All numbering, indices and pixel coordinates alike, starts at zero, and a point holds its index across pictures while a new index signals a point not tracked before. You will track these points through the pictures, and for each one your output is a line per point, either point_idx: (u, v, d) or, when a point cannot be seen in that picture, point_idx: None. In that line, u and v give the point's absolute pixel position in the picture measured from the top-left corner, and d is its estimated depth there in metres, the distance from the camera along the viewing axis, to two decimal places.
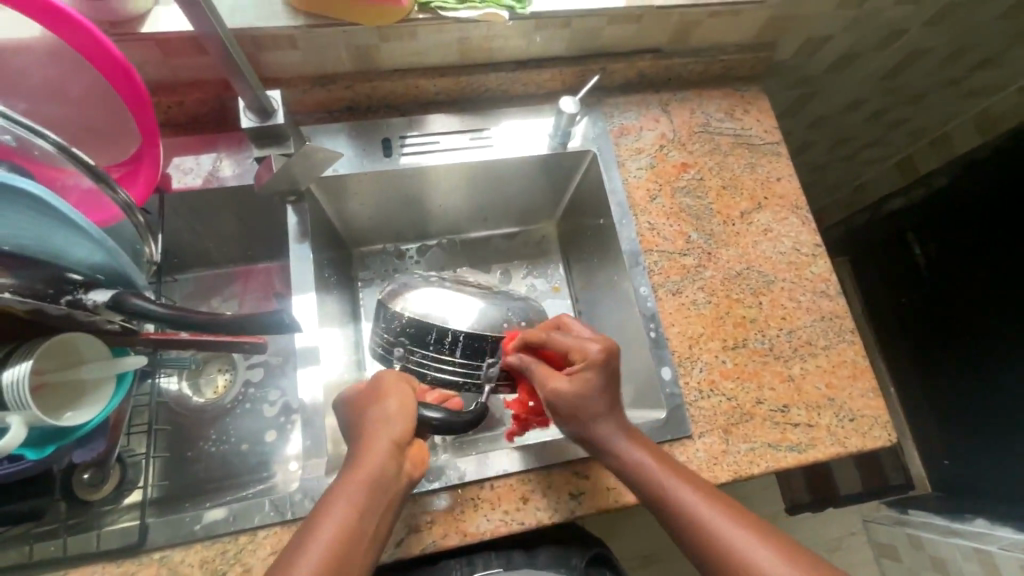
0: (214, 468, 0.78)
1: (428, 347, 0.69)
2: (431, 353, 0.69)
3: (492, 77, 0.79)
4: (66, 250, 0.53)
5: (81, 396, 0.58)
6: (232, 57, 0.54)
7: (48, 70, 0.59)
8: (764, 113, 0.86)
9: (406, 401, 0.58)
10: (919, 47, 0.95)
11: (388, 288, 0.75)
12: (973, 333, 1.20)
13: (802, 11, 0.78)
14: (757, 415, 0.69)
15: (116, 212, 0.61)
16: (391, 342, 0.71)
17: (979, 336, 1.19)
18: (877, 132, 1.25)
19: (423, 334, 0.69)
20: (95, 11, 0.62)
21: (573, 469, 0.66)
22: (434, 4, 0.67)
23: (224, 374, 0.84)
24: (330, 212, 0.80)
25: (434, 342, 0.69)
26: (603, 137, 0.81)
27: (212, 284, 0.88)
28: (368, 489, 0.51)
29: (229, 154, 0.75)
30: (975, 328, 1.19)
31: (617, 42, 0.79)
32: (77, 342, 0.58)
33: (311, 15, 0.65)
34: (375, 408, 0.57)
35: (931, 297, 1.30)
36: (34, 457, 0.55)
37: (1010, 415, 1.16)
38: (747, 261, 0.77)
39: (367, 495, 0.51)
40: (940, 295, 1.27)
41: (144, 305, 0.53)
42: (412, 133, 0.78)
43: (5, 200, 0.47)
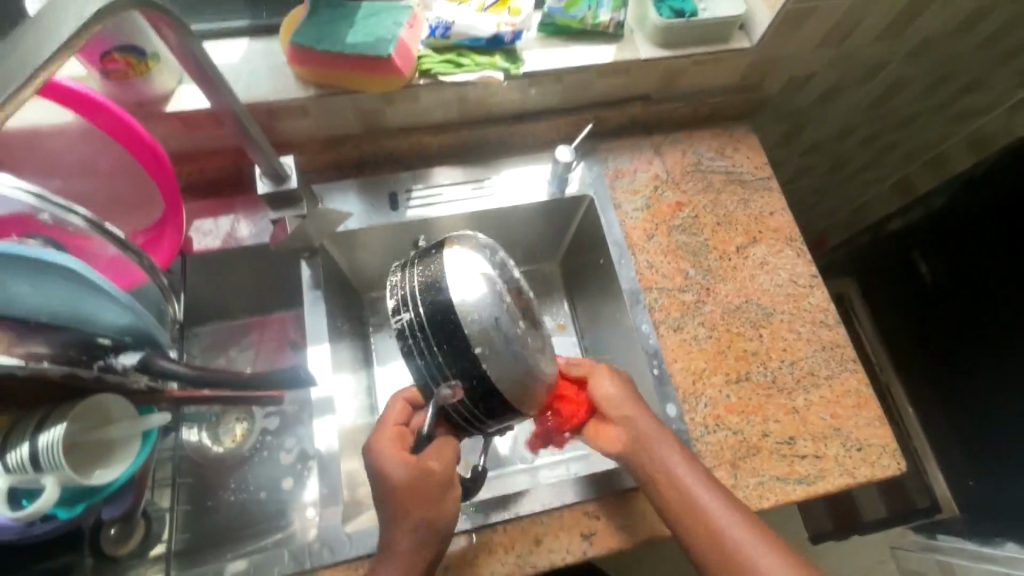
0: (233, 518, 0.80)
1: (477, 406, 0.54)
2: (474, 410, 0.54)
3: (491, 131, 0.83)
4: (98, 315, 0.55)
5: (109, 454, 0.61)
6: (246, 129, 0.56)
7: (76, 148, 0.64)
8: (754, 151, 0.89)
9: (450, 501, 0.57)
10: (902, 79, 0.99)
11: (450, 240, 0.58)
12: (990, 353, 1.19)
13: (783, 55, 0.82)
14: (764, 449, 0.70)
15: (141, 275, 0.64)
16: (447, 375, 0.53)
17: (992, 353, 1.19)
18: (870, 156, 1.28)
19: (485, 394, 0.53)
20: (124, 95, 0.67)
21: (583, 509, 0.67)
22: (433, 70, 0.72)
23: (241, 423, 0.86)
24: (342, 263, 0.84)
25: (487, 406, 0.54)
26: (599, 181, 0.85)
27: (229, 335, 0.91)
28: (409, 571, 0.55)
29: (246, 215, 0.80)
30: (988, 346, 1.19)
31: (608, 92, 0.83)
32: (107, 402, 0.60)
33: (321, 87, 0.71)
34: (418, 506, 0.55)
35: (940, 316, 1.30)
36: (65, 516, 0.57)
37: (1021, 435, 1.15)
38: (746, 295, 0.79)
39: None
40: (950, 313, 1.27)
41: (167, 366, 0.56)
42: (418, 187, 0.82)
43: (48, 272, 0.50)
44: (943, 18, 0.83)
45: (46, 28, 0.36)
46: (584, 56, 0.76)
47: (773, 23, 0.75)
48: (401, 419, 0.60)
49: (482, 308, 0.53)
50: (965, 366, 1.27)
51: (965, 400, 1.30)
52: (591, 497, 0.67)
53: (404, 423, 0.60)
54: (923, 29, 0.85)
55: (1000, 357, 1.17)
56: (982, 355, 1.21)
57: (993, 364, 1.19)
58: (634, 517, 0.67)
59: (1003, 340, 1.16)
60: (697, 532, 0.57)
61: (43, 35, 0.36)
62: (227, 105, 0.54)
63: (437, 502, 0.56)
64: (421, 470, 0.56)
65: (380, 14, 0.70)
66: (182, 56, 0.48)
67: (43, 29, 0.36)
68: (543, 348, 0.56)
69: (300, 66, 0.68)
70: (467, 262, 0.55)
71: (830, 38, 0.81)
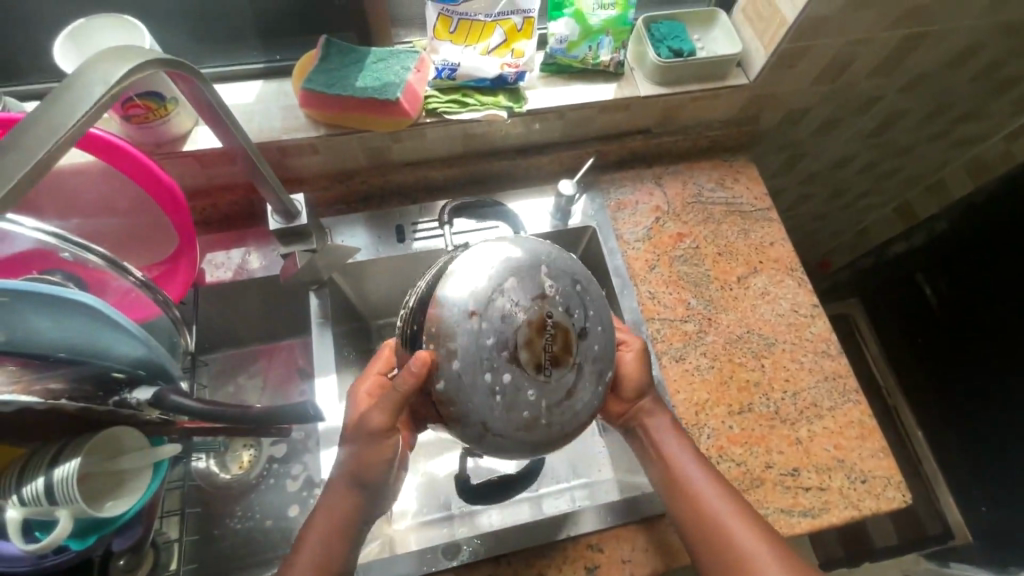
0: (240, 546, 0.81)
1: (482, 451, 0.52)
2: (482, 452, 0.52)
3: (495, 164, 0.86)
4: (114, 348, 0.56)
5: (121, 486, 0.62)
6: (260, 170, 0.58)
7: (98, 187, 0.65)
8: (753, 181, 0.91)
9: (384, 458, 0.56)
10: (899, 110, 1.00)
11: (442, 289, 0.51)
12: (1000, 375, 1.18)
13: (780, 89, 0.84)
14: (767, 480, 0.70)
15: (154, 309, 0.65)
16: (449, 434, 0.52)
17: (1001, 374, 1.18)
18: (871, 183, 1.29)
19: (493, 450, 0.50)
20: (144, 137, 0.70)
21: (586, 542, 0.67)
22: (440, 109, 0.74)
23: (248, 450, 0.87)
24: (350, 293, 0.86)
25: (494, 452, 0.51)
26: (602, 213, 0.86)
27: (238, 363, 0.93)
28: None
29: (258, 248, 0.83)
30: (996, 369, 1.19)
31: (609, 127, 0.85)
32: (122, 435, 0.63)
33: (331, 126, 0.73)
34: None
35: (949, 339, 1.29)
36: (78, 547, 0.59)
37: None
38: (747, 325, 0.80)
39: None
40: (961, 329, 1.25)
41: (178, 401, 0.58)
42: (423, 219, 0.84)
43: (69, 310, 0.51)
44: (936, 53, 0.85)
45: (75, 92, 0.39)
46: (585, 95, 0.79)
47: (768, 60, 0.77)
48: (383, 369, 0.61)
49: (470, 386, 0.48)
50: (974, 386, 1.26)
51: (975, 423, 1.29)
52: (594, 529, 0.67)
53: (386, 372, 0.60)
54: (918, 63, 0.87)
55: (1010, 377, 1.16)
56: (991, 377, 1.21)
57: (1003, 389, 1.18)
58: (638, 550, 0.67)
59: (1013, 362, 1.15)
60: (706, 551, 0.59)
61: (78, 94, 0.39)
62: (237, 143, 0.54)
63: (370, 451, 0.56)
64: (363, 419, 0.56)
65: (389, 59, 0.73)
66: (195, 98, 0.50)
67: (76, 87, 0.39)
68: (554, 407, 0.50)
69: (312, 108, 0.71)
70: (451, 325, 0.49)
71: (826, 73, 0.83)
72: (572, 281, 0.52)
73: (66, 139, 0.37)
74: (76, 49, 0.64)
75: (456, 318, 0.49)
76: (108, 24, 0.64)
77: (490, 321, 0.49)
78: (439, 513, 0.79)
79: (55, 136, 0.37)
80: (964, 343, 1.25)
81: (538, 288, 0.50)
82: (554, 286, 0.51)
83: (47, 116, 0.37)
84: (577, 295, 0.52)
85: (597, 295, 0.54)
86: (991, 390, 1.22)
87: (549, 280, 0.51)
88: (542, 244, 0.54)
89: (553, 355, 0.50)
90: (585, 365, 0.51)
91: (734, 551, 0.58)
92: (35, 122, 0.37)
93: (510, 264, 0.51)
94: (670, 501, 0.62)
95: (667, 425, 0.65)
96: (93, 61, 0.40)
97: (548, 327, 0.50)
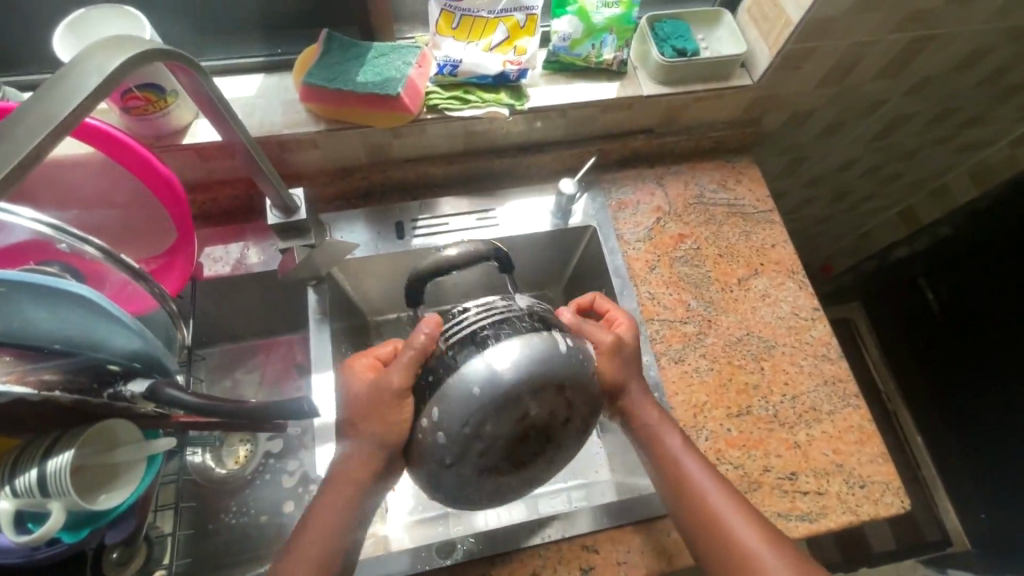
0: (234, 541, 0.80)
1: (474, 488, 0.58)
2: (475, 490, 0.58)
3: (497, 162, 0.85)
4: (109, 341, 0.56)
5: (115, 478, 0.62)
6: (260, 164, 0.57)
7: (96, 179, 0.64)
8: (755, 183, 0.90)
9: (403, 420, 0.55)
10: (904, 113, 1.00)
11: (426, 423, 0.53)
12: (1001, 379, 1.18)
13: (784, 91, 0.84)
14: (765, 484, 0.70)
15: (150, 301, 0.66)
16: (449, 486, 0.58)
17: (1004, 380, 1.18)
18: (874, 187, 1.28)
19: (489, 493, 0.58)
20: (143, 129, 0.70)
21: (582, 542, 0.67)
22: (441, 105, 0.74)
23: (245, 445, 0.87)
24: (349, 289, 0.86)
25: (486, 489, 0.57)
26: (603, 212, 0.86)
27: (236, 357, 0.93)
28: None
29: (257, 242, 0.83)
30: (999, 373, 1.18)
31: (611, 126, 0.85)
32: (116, 428, 0.62)
33: (332, 120, 0.73)
34: None
35: (951, 345, 1.29)
36: (69, 540, 0.58)
37: None
38: (747, 327, 0.79)
39: None
40: (965, 334, 1.25)
41: (174, 394, 0.57)
42: (424, 216, 0.84)
43: (65, 300, 0.51)
44: (942, 56, 0.84)
45: (72, 82, 0.38)
46: (588, 93, 0.78)
47: (772, 62, 0.77)
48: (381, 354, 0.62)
49: (462, 491, 0.54)
50: (978, 392, 1.25)
51: (976, 430, 1.28)
52: (590, 530, 0.67)
53: (384, 358, 0.62)
54: (923, 67, 0.86)
55: (1013, 384, 1.16)
56: (994, 383, 1.20)
57: (1003, 392, 1.18)
58: (634, 552, 0.66)
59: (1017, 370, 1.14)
60: (708, 552, 0.59)
61: (74, 85, 0.38)
62: (236, 138, 0.54)
63: (387, 415, 0.55)
64: (380, 383, 0.56)
65: (391, 54, 0.72)
66: (194, 92, 0.49)
67: (72, 76, 0.39)
68: (537, 477, 0.57)
69: (313, 103, 0.71)
70: (437, 462, 0.52)
71: (830, 75, 0.82)
72: (557, 384, 0.51)
73: (57, 130, 0.37)
74: (75, 39, 0.64)
75: (441, 457, 0.52)
76: (110, 15, 0.64)
77: (469, 461, 0.52)
78: (435, 511, 0.79)
79: (45, 129, 0.37)
80: (969, 349, 1.25)
81: (518, 411, 0.51)
82: (535, 402, 0.51)
83: (41, 106, 0.37)
84: (562, 393, 0.52)
85: (585, 375, 0.54)
86: (993, 397, 1.21)
87: (531, 399, 0.51)
88: (520, 351, 0.51)
89: (535, 451, 0.54)
90: (563, 441, 0.55)
91: (739, 550, 0.57)
92: (30, 111, 0.37)
93: (487, 394, 0.50)
94: (673, 502, 0.61)
95: (668, 423, 0.65)
96: (91, 50, 0.40)
97: (532, 435, 0.52)
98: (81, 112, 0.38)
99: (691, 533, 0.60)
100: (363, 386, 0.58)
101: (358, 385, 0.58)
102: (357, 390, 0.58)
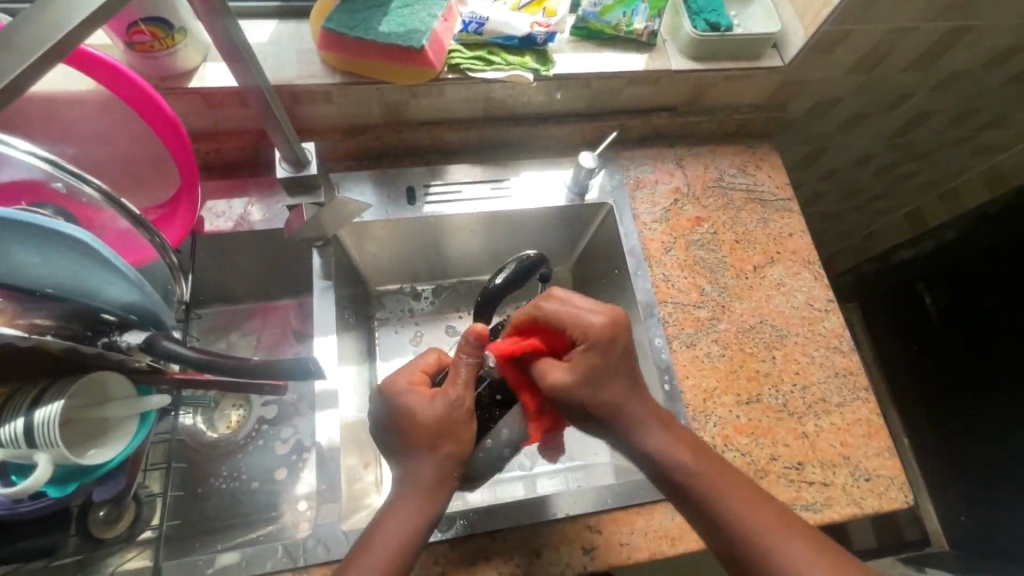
0: (223, 505, 0.78)
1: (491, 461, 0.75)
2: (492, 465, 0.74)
3: (514, 130, 0.83)
4: (102, 290, 0.53)
5: (105, 432, 0.59)
6: (273, 113, 0.54)
7: (96, 119, 0.61)
8: (776, 170, 0.88)
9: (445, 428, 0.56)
10: (927, 110, 0.98)
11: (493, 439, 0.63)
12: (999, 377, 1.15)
13: (814, 76, 0.82)
14: (771, 472, 0.69)
15: (150, 253, 0.62)
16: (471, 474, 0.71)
17: (1009, 389, 1.13)
18: (886, 186, 1.27)
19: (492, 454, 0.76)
20: (147, 68, 0.66)
21: (585, 522, 0.66)
22: (463, 65, 0.71)
23: (237, 410, 0.85)
24: (353, 254, 0.83)
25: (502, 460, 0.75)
26: (620, 190, 0.84)
27: (232, 319, 0.90)
28: (388, 563, 0.51)
29: (260, 199, 0.79)
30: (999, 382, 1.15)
31: (634, 101, 0.83)
32: (106, 380, 0.59)
33: (347, 73, 0.70)
34: None
35: (952, 352, 1.26)
36: (56, 494, 0.56)
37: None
38: (761, 315, 0.78)
39: (385, 567, 0.51)
40: (973, 338, 1.20)
41: (172, 347, 0.54)
42: (435, 182, 0.81)
43: (49, 243, 0.48)
44: (975, 51, 0.82)
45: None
46: (615, 63, 0.76)
47: (806, 43, 0.74)
48: (427, 367, 0.61)
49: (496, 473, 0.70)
50: (975, 399, 1.22)
51: (967, 435, 1.26)
52: (593, 509, 0.66)
53: (430, 371, 0.61)
54: (953, 62, 0.84)
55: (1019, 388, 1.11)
56: (998, 389, 1.15)
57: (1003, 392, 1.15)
58: (636, 534, 0.65)
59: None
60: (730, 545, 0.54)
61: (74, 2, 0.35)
62: (254, 83, 0.51)
63: (460, 431, 0.56)
64: (451, 403, 0.56)
65: (414, 5, 0.69)
66: (214, 32, 0.45)
67: None
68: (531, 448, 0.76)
69: (331, 52, 0.68)
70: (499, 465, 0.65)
71: (861, 63, 0.80)
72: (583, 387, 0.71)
73: (50, 54, 0.35)
74: None
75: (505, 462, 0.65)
76: None
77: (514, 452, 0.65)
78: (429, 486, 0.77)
79: (38, 52, 0.35)
80: (974, 353, 1.20)
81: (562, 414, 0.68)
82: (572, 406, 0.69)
83: (34, 25, 0.35)
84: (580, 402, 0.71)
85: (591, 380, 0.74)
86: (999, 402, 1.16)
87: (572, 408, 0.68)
88: None
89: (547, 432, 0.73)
90: None
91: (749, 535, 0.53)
92: (23, 26, 0.35)
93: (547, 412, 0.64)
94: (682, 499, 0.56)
95: None
96: None
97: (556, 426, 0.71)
98: (78, 33, 0.36)
99: (704, 526, 0.56)
100: (426, 407, 0.55)
101: (418, 404, 0.56)
102: (416, 406, 0.55)
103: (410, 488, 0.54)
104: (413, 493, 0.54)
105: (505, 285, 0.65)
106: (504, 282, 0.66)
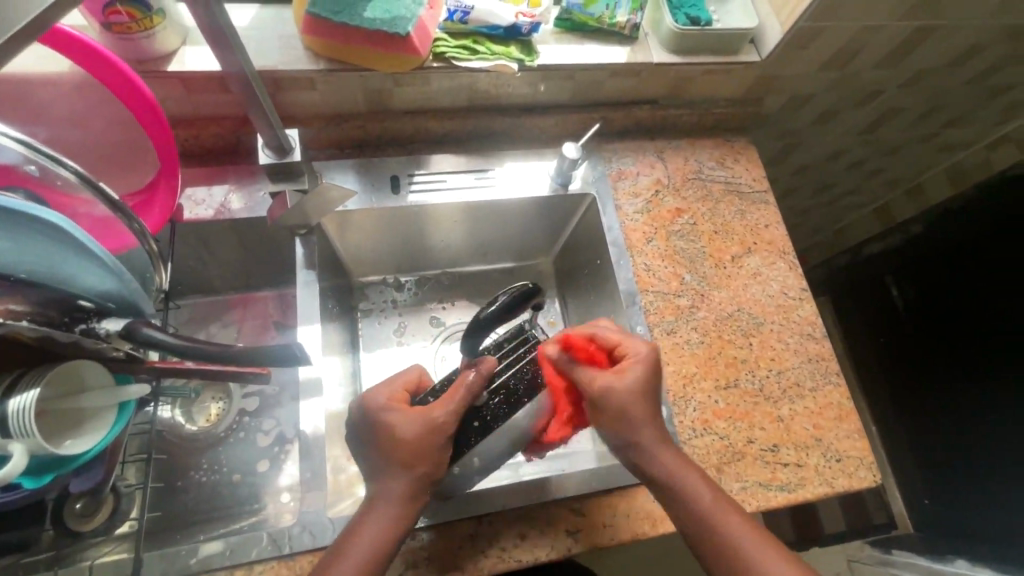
0: (203, 499, 0.77)
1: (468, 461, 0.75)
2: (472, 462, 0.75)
3: (499, 120, 0.83)
4: (76, 276, 0.52)
5: (81, 423, 0.58)
6: (259, 99, 0.54)
7: (73, 103, 0.59)
8: (752, 163, 0.91)
9: (421, 433, 0.57)
10: (896, 107, 1.02)
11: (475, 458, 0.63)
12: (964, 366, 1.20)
13: (788, 72, 0.84)
14: (748, 454, 0.71)
15: (128, 239, 0.61)
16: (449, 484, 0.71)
17: (981, 379, 1.17)
18: (857, 181, 1.31)
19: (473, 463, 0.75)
20: (124, 50, 0.64)
21: (570, 505, 0.67)
22: (448, 54, 0.71)
23: (218, 403, 0.84)
24: (336, 243, 0.82)
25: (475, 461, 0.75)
26: (602, 180, 0.85)
27: (211, 311, 0.88)
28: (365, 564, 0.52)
29: (240, 187, 0.78)
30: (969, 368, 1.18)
31: (616, 93, 0.84)
32: (82, 369, 0.58)
33: (331, 60, 0.69)
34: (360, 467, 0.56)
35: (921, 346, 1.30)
36: (31, 485, 0.54)
37: (988, 450, 1.17)
38: (738, 303, 0.80)
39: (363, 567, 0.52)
40: (942, 334, 1.24)
41: (153, 334, 0.54)
42: (419, 172, 0.81)
43: (11, 225, 0.46)
44: (940, 49, 0.86)
45: None
46: (598, 55, 0.77)
47: (783, 39, 0.76)
48: (411, 384, 0.63)
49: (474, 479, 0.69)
50: (951, 392, 1.25)
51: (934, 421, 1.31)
52: (578, 493, 0.67)
53: (412, 389, 0.63)
54: (920, 59, 0.87)
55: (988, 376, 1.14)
56: (966, 379, 1.20)
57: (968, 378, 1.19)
58: (618, 514, 0.67)
59: (1001, 362, 1.12)
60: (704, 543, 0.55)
61: None
62: (239, 69, 0.51)
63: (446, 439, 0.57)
64: (429, 416, 0.57)
65: None
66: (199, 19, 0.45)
67: None
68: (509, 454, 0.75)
69: (314, 37, 0.67)
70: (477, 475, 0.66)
71: (835, 59, 0.83)
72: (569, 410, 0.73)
73: (25, 30, 0.34)
74: None
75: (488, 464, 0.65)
76: None
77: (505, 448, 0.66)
78: None
79: (13, 27, 0.34)
80: (943, 348, 1.24)
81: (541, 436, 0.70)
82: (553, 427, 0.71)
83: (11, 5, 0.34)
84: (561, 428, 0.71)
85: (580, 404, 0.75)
86: (973, 392, 1.19)
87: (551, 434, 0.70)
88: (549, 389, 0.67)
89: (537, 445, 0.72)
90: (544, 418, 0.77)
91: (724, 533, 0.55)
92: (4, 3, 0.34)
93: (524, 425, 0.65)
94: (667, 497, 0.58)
95: None
96: None
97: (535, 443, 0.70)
98: (54, 9, 0.35)
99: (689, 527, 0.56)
100: (405, 424, 0.57)
101: (396, 422, 0.57)
102: (394, 426, 0.56)
103: (395, 476, 0.55)
104: (399, 480, 0.55)
105: (497, 316, 0.59)
106: (497, 311, 0.59)
